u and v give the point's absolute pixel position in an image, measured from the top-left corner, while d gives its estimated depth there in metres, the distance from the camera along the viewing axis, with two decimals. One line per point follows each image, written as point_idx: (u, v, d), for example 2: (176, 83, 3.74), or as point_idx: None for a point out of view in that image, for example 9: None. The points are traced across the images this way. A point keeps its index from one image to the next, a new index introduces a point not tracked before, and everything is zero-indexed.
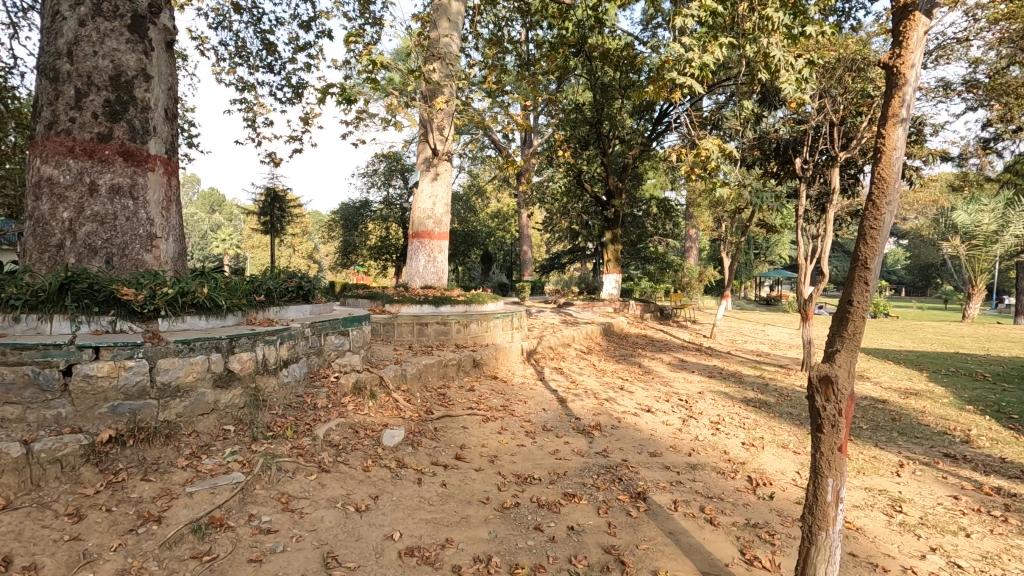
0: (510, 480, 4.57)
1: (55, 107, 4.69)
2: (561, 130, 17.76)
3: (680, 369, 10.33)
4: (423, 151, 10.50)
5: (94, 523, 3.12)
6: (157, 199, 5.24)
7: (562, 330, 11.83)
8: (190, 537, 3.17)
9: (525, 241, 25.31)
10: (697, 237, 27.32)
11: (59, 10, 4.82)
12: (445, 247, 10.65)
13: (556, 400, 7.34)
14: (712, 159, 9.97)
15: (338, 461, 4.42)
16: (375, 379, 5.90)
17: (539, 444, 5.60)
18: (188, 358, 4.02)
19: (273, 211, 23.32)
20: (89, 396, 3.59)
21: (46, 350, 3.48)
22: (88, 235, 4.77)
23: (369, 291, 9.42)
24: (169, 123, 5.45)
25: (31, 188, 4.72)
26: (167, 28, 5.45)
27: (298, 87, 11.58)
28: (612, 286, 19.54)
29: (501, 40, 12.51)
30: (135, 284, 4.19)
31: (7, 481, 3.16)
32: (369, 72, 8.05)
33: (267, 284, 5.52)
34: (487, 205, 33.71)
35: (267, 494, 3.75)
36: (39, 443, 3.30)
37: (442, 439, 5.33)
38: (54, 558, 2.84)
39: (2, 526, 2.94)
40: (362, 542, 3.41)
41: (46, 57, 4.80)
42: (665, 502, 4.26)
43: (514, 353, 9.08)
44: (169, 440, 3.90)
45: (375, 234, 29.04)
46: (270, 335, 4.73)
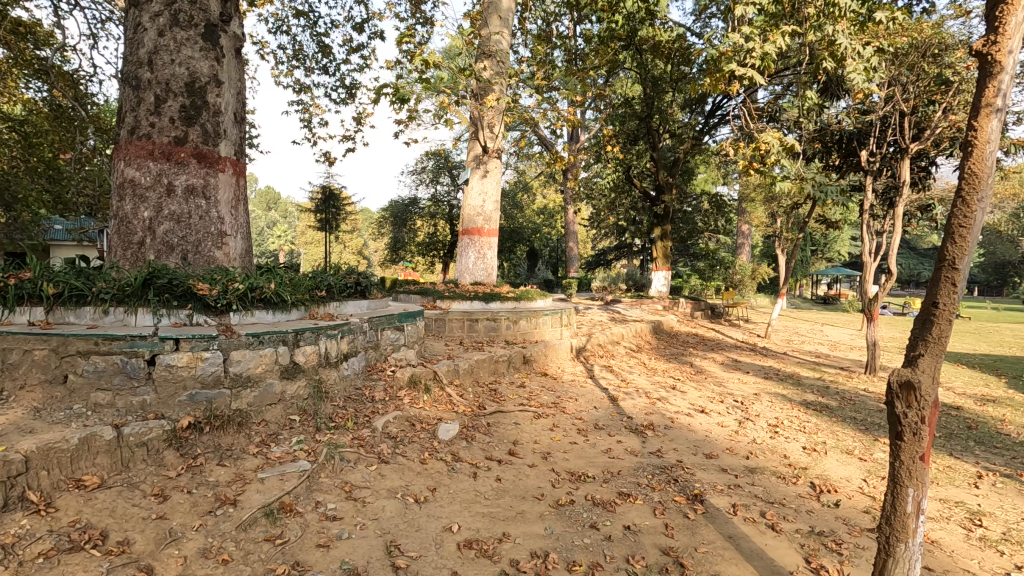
0: (564, 478, 4.58)
1: (137, 113, 5.03)
2: (609, 125, 17.59)
3: (733, 370, 10.05)
4: (473, 149, 10.61)
5: (177, 504, 3.33)
6: (227, 199, 5.51)
7: (611, 327, 11.71)
8: (263, 521, 3.35)
9: (572, 236, 25.14)
10: (750, 233, 26.41)
11: (140, 21, 5.13)
12: (494, 244, 10.72)
13: (607, 399, 7.29)
14: (771, 152, 9.64)
15: (397, 453, 4.55)
16: (430, 373, 6.04)
17: (591, 442, 5.59)
18: (257, 350, 4.22)
19: (327, 209, 24.12)
20: (170, 385, 3.85)
21: (133, 341, 3.77)
22: (165, 233, 5.07)
23: (420, 286, 9.63)
24: (238, 126, 5.71)
25: (116, 189, 5.08)
26: (236, 35, 5.73)
27: (351, 87, 11.93)
28: (661, 283, 19.19)
29: (550, 36, 12.45)
30: (209, 280, 4.43)
31: (101, 461, 3.39)
32: (421, 71, 8.21)
33: (327, 279, 5.72)
34: (532, 202, 33.69)
35: (332, 482, 3.90)
36: (128, 428, 3.54)
37: (495, 434, 5.39)
38: (143, 535, 3.05)
39: (98, 503, 3.17)
40: (422, 533, 3.50)
41: (128, 66, 5.14)
42: (724, 505, 4.18)
43: (564, 350, 9.07)
44: (241, 427, 4.11)
45: (423, 230, 29.53)
46: (332, 330, 4.91)
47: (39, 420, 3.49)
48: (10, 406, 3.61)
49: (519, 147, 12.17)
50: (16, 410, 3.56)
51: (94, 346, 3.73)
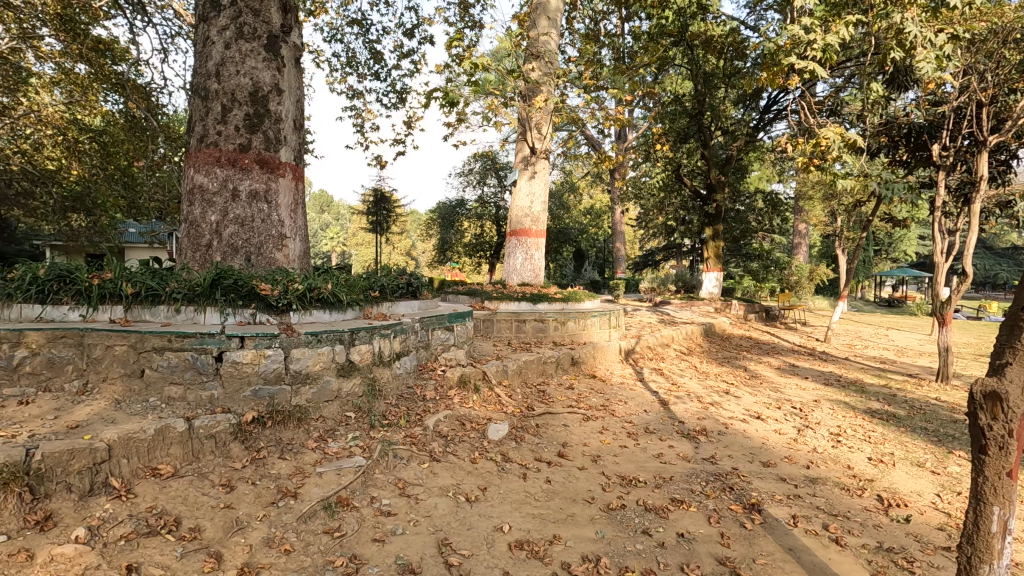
0: (614, 481, 4.52)
1: (206, 122, 5.32)
2: (658, 123, 17.28)
3: (790, 374, 9.67)
4: (521, 150, 10.64)
5: (242, 494, 3.49)
6: (287, 202, 5.73)
7: (660, 329, 11.49)
8: (321, 514, 3.47)
9: (619, 236, 24.78)
10: (808, 232, 25.32)
11: (209, 35, 5.42)
12: (542, 244, 10.72)
13: (658, 402, 7.16)
14: (833, 148, 9.22)
15: (447, 451, 4.62)
16: (479, 373, 6.10)
17: (642, 446, 5.49)
18: (315, 348, 4.37)
19: (378, 212, 24.78)
20: (236, 380, 4.04)
21: (203, 338, 3.98)
22: (231, 236, 5.33)
23: (469, 287, 9.75)
24: (297, 132, 5.94)
25: (187, 195, 5.40)
26: (297, 45, 5.96)
27: (402, 92, 12.20)
28: (712, 285, 18.62)
29: (598, 35, 12.34)
30: (271, 280, 4.62)
31: (175, 451, 3.59)
32: (470, 74, 8.30)
33: (380, 280, 5.86)
34: (578, 202, 33.47)
35: (386, 478, 4.00)
36: (198, 420, 3.73)
37: (544, 436, 5.39)
38: (212, 523, 3.21)
39: (172, 491, 3.36)
40: (473, 531, 3.54)
41: (198, 78, 5.43)
42: (783, 516, 4.01)
43: (613, 352, 8.97)
44: (301, 422, 4.27)
45: (470, 231, 29.82)
46: (386, 329, 5.03)
47: (120, 412, 3.75)
48: (95, 397, 3.92)
49: (567, 147, 12.12)
50: (100, 401, 3.86)
51: (168, 342, 3.96)
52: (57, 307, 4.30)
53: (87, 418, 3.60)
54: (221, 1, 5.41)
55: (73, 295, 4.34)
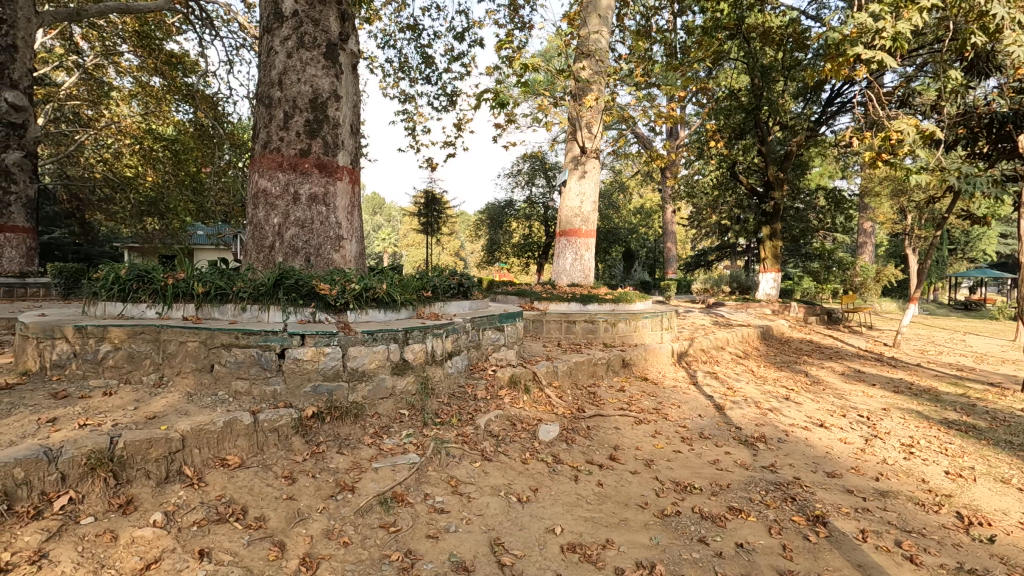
0: (668, 487, 4.42)
1: (269, 129, 5.56)
2: (712, 120, 16.78)
3: (856, 381, 9.17)
4: (571, 150, 10.57)
5: (303, 486, 3.63)
6: (344, 205, 5.92)
7: (714, 332, 11.15)
8: (378, 508, 3.55)
9: (670, 236, 24.23)
10: (874, 230, 23.97)
11: (272, 46, 5.66)
12: (592, 245, 10.61)
13: (712, 406, 6.95)
14: (906, 141, 8.68)
15: (499, 451, 4.64)
16: (529, 374, 6.11)
17: (697, 451, 5.34)
18: (372, 347, 4.49)
19: (429, 213, 25.22)
20: (298, 376, 4.21)
21: (267, 336, 4.15)
22: (292, 237, 5.55)
23: (518, 287, 9.77)
24: (354, 137, 6.11)
25: (252, 199, 5.65)
26: (353, 52, 6.15)
27: (452, 95, 12.37)
28: (769, 286, 17.90)
29: (649, 31, 12.09)
30: (329, 280, 4.78)
31: (242, 443, 3.76)
32: (520, 75, 8.32)
33: (433, 280, 5.95)
34: (628, 201, 32.98)
35: (438, 476, 4.06)
36: (263, 415, 3.90)
37: (596, 438, 5.33)
38: (275, 513, 3.34)
39: (239, 481, 3.52)
40: (525, 532, 3.54)
41: (262, 87, 5.68)
42: (850, 530, 3.81)
43: (665, 354, 8.77)
44: (357, 419, 4.39)
45: (518, 232, 29.88)
46: (438, 329, 5.11)
47: (192, 404, 3.97)
48: (170, 390, 4.18)
49: (617, 146, 11.95)
50: (175, 394, 4.11)
51: (235, 339, 4.16)
52: (136, 305, 4.61)
53: (162, 410, 3.83)
54: (284, 13, 5.64)
55: (150, 293, 4.64)
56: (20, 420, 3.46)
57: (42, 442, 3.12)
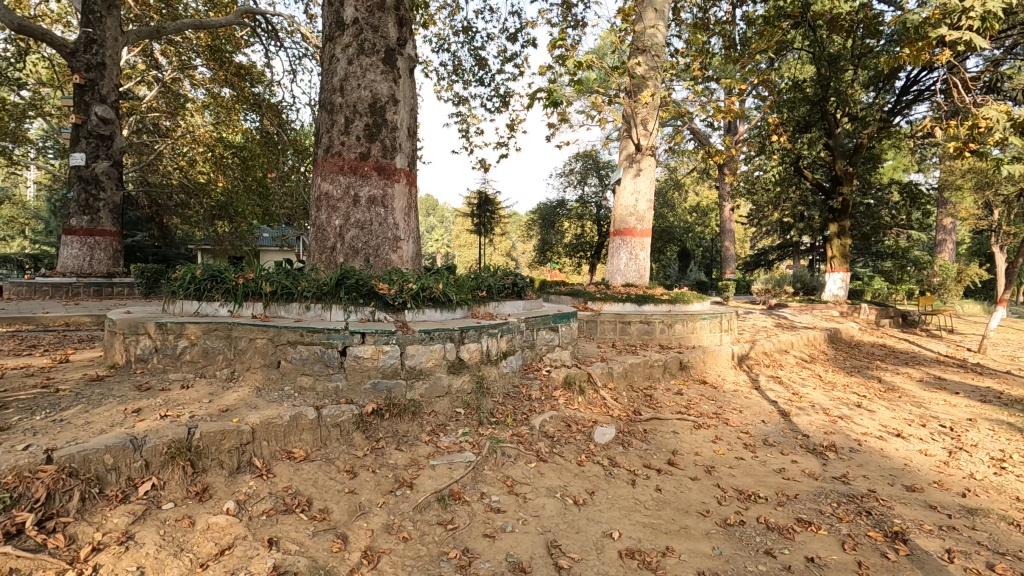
0: (731, 495, 4.25)
1: (332, 134, 5.76)
2: (774, 113, 16.09)
3: (936, 389, 8.53)
4: (626, 148, 10.37)
5: (364, 481, 3.72)
6: (401, 207, 6.05)
7: (776, 334, 10.67)
8: (435, 505, 3.60)
9: (728, 235, 23.38)
10: (955, 227, 22.28)
11: (334, 53, 5.85)
12: (647, 244, 10.39)
13: (777, 412, 6.65)
14: (996, 129, 7.99)
15: (554, 452, 4.61)
16: (584, 375, 6.04)
17: (761, 459, 5.12)
18: (429, 345, 4.55)
19: (482, 214, 25.44)
20: (359, 373, 4.33)
21: (329, 334, 4.28)
22: (353, 239, 5.72)
23: (572, 288, 9.70)
24: (411, 139, 6.23)
25: (315, 202, 5.86)
26: (411, 56, 6.28)
27: (506, 96, 12.40)
28: (837, 286, 16.93)
29: (707, 23, 11.72)
30: (388, 280, 4.89)
31: (307, 437, 3.91)
32: (573, 73, 8.25)
33: (487, 280, 5.97)
34: (684, 199, 32.11)
35: (494, 475, 4.07)
36: (326, 410, 4.04)
37: (653, 442, 5.20)
38: (338, 506, 3.44)
39: (304, 473, 3.65)
40: (582, 535, 3.49)
41: (325, 93, 5.88)
42: (934, 549, 3.54)
43: (724, 357, 8.47)
44: (415, 416, 4.47)
45: (570, 231, 29.68)
46: (493, 329, 5.13)
47: (261, 398, 4.16)
48: (241, 384, 4.40)
49: (673, 142, 11.65)
50: (245, 388, 4.32)
51: (300, 336, 4.32)
52: (210, 303, 4.88)
53: (234, 403, 4.03)
54: (345, 20, 5.81)
55: (222, 292, 4.91)
56: (110, 410, 3.73)
57: (129, 431, 3.34)
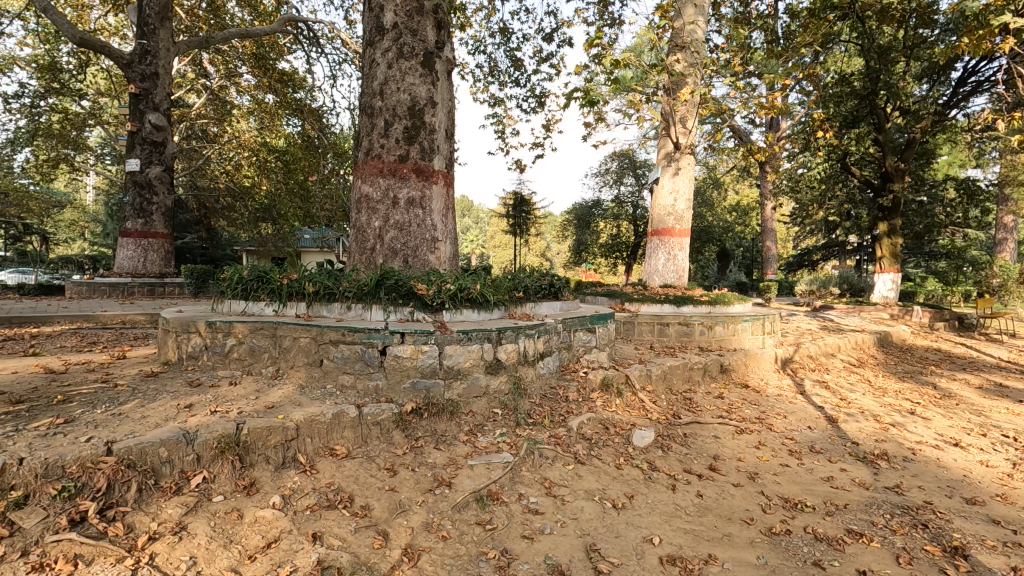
0: (776, 503, 4.12)
1: (371, 137, 5.86)
2: (819, 108, 15.55)
3: (997, 396, 8.06)
4: (664, 146, 10.20)
5: (404, 479, 3.77)
6: (439, 208, 6.11)
7: (822, 337, 10.29)
8: (474, 505, 3.62)
9: (770, 234, 22.70)
10: (1017, 225, 21.03)
11: (374, 58, 5.95)
12: (686, 244, 10.19)
13: (824, 418, 6.41)
14: None
15: (592, 455, 4.56)
16: (622, 377, 5.96)
17: (808, 466, 4.95)
18: (467, 345, 4.58)
19: (517, 215, 25.44)
20: (398, 372, 4.39)
21: (370, 333, 4.36)
22: (391, 240, 5.81)
23: (608, 289, 9.61)
24: (449, 141, 6.29)
25: (355, 204, 5.98)
26: (449, 59, 6.33)
27: (541, 96, 12.36)
28: (887, 287, 16.22)
29: (748, 17, 11.41)
30: (426, 281, 4.95)
31: (349, 435, 3.99)
32: (610, 72, 8.16)
33: (524, 281, 5.97)
34: (723, 198, 31.36)
35: (533, 477, 4.06)
36: (367, 408, 4.11)
37: (693, 446, 5.09)
38: (379, 503, 3.49)
39: (346, 471, 3.72)
40: (621, 540, 3.45)
41: (365, 98, 5.99)
42: (999, 567, 3.34)
43: (767, 360, 8.23)
44: (453, 416, 4.51)
45: (606, 232, 29.40)
46: (530, 329, 5.12)
47: (304, 396, 4.26)
48: (286, 382, 4.52)
49: (714, 140, 11.39)
50: (290, 386, 4.45)
51: (341, 335, 4.41)
52: (256, 303, 5.05)
53: (279, 400, 4.14)
54: (385, 25, 5.91)
55: (268, 292, 5.07)
56: (164, 405, 3.89)
57: (182, 425, 3.48)
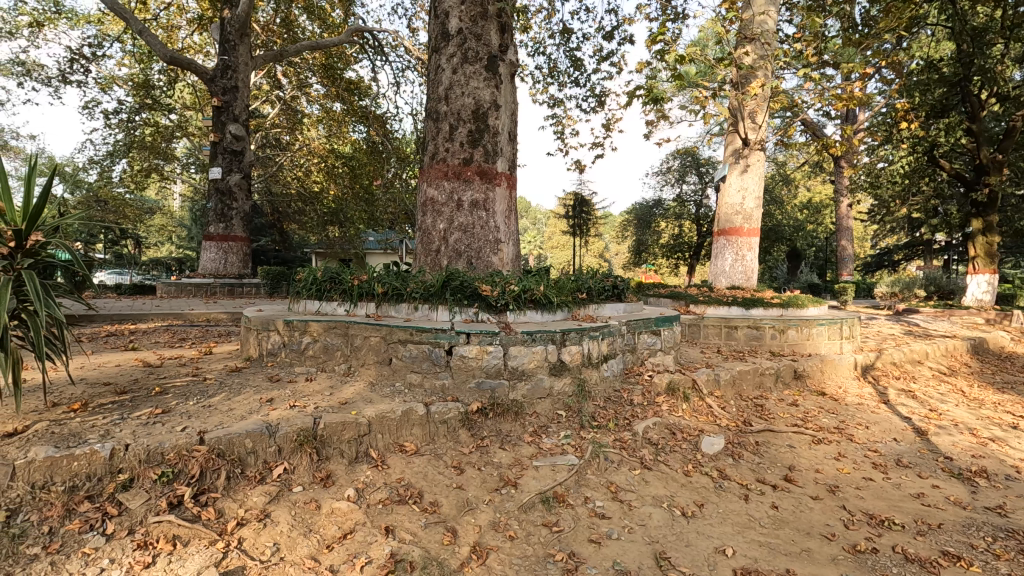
0: (860, 519, 3.88)
1: (437, 141, 6.00)
2: (902, 98, 14.52)
3: None
4: (733, 142, 9.85)
5: (471, 477, 3.82)
6: (502, 210, 6.16)
7: (907, 343, 9.60)
8: (540, 506, 3.62)
9: (846, 233, 21.37)
10: None
11: (439, 63, 6.08)
12: (755, 244, 9.77)
13: (911, 430, 5.96)
14: None
15: (658, 460, 4.46)
16: (689, 382, 5.79)
17: (895, 481, 4.62)
18: (531, 347, 4.59)
19: (577, 215, 25.26)
20: (464, 371, 4.47)
21: (436, 333, 4.46)
22: (455, 242, 5.91)
23: (672, 290, 9.39)
24: (511, 143, 6.33)
25: (421, 207, 6.15)
26: (512, 62, 6.36)
27: (602, 96, 12.20)
28: (981, 290, 14.91)
29: (823, 3, 10.81)
30: (491, 282, 5.00)
31: (417, 432, 4.09)
32: (675, 67, 7.94)
33: (587, 282, 5.91)
34: (794, 195, 29.85)
35: (598, 480, 4.02)
36: (434, 406, 4.20)
37: (766, 456, 4.88)
38: (447, 500, 3.56)
39: (414, 467, 3.82)
40: (692, 549, 3.35)
41: (431, 103, 6.14)
42: None
43: (846, 366, 7.76)
44: (517, 416, 4.53)
45: (667, 232, 28.70)
46: (594, 331, 5.07)
47: (375, 393, 4.41)
48: (357, 379, 4.70)
49: (785, 134, 10.84)
50: (361, 383, 4.62)
51: (409, 335, 4.53)
52: (330, 303, 5.28)
53: (352, 397, 4.31)
54: (450, 31, 6.03)
55: (340, 293, 5.29)
56: (248, 398, 4.14)
57: (265, 418, 3.69)
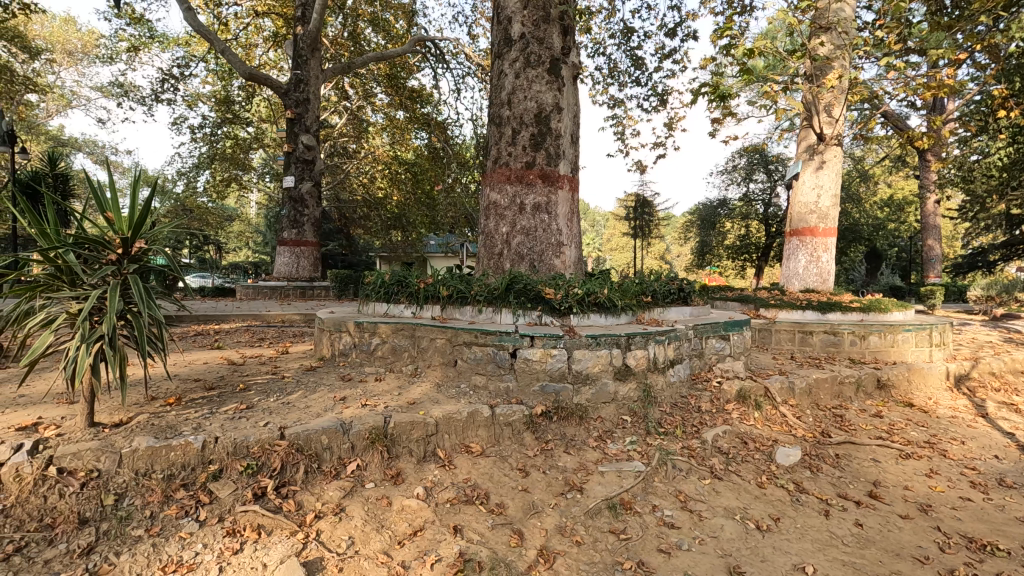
0: (957, 542, 3.58)
1: (500, 146, 6.06)
2: (999, 85, 13.34)
3: None
4: (806, 138, 9.39)
5: (536, 480, 3.82)
6: (564, 212, 6.13)
7: (1008, 351, 8.77)
8: (606, 513, 3.57)
9: (933, 231, 19.83)
10: None
11: (502, 69, 6.15)
12: (832, 245, 9.24)
13: (1015, 447, 5.44)
14: None
15: (730, 470, 4.30)
16: (761, 389, 5.55)
17: (996, 503, 4.23)
18: (595, 351, 4.56)
19: (638, 217, 24.82)
20: (528, 374, 4.49)
21: (501, 336, 4.50)
22: (518, 244, 5.95)
23: (740, 294, 9.05)
24: (573, 145, 6.29)
25: (484, 211, 6.23)
26: (575, 64, 6.34)
27: (665, 95, 11.91)
28: None
29: None
30: (554, 284, 5.00)
31: (483, 433, 4.14)
32: (743, 62, 7.65)
33: (652, 285, 5.80)
34: (873, 192, 28.00)
35: (666, 488, 3.92)
36: (499, 408, 4.24)
37: (848, 470, 4.59)
38: (513, 502, 3.58)
39: (480, 468, 3.86)
40: (769, 564, 3.20)
41: (494, 108, 6.22)
42: None
43: (936, 376, 7.19)
44: (582, 420, 4.49)
45: (733, 232, 27.69)
46: (660, 335, 4.96)
47: (441, 393, 4.50)
48: (424, 379, 4.81)
49: (864, 128, 10.18)
50: (427, 383, 4.72)
51: (474, 337, 4.60)
52: (398, 305, 5.44)
53: (419, 397, 4.42)
54: (513, 37, 6.08)
55: (407, 295, 5.44)
56: (323, 396, 4.32)
57: (339, 416, 3.84)
